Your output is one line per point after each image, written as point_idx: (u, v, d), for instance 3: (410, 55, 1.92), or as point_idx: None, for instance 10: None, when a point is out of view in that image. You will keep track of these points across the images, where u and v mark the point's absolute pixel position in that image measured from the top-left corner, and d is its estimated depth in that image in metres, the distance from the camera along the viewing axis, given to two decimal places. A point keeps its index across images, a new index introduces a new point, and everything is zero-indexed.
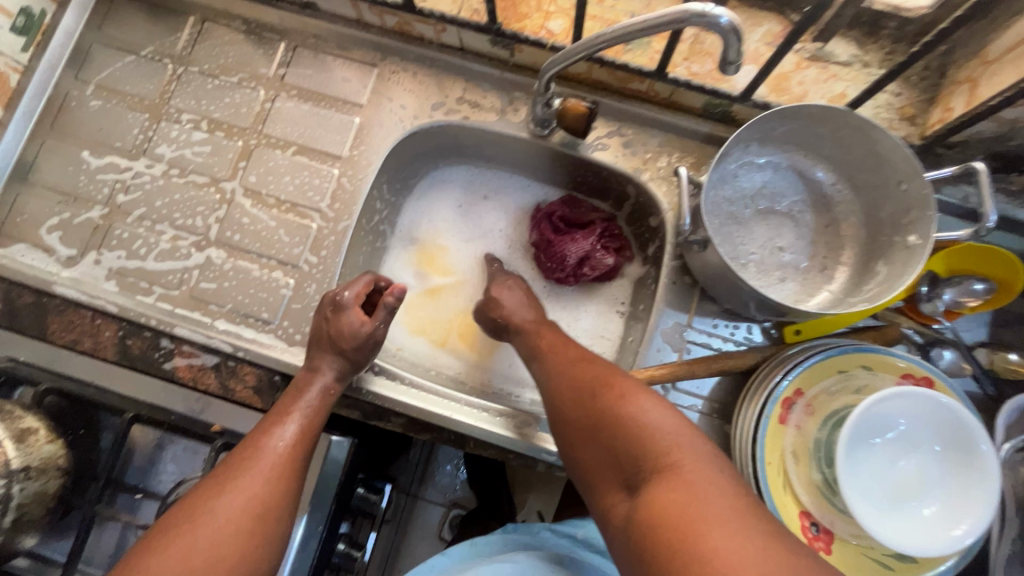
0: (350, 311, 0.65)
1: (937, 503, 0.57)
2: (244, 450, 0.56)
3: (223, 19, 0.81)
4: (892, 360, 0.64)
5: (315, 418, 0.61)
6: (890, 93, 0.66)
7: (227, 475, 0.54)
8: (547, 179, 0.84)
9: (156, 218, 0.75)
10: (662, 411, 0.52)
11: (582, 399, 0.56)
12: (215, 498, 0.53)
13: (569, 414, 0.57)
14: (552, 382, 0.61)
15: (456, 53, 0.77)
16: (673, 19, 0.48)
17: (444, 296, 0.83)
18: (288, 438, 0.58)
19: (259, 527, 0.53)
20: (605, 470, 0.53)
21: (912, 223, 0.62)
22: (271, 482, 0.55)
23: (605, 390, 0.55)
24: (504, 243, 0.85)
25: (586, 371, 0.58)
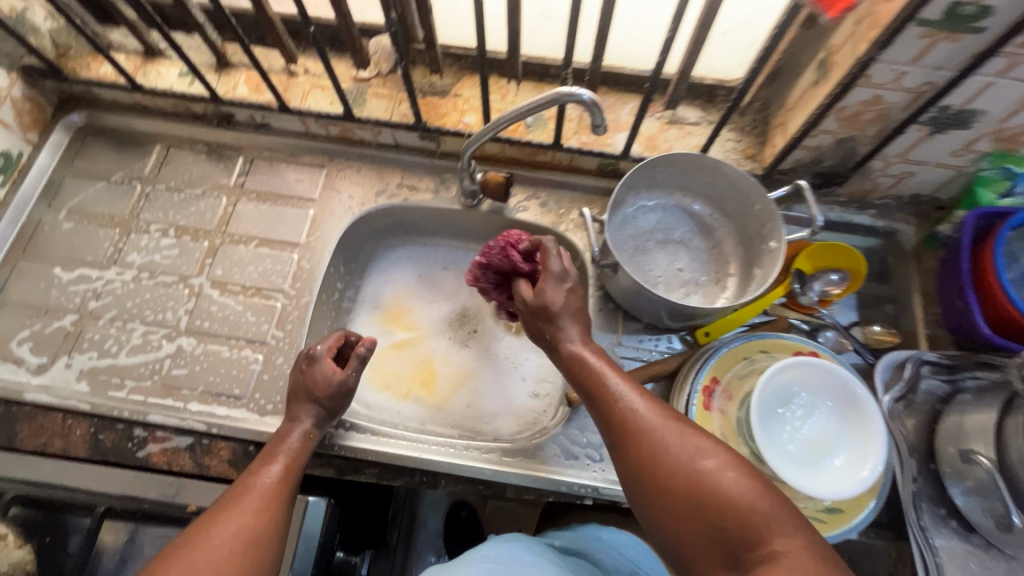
0: (322, 361, 0.71)
1: (846, 454, 0.67)
2: (236, 488, 0.59)
3: (186, 144, 0.94)
4: (781, 341, 0.78)
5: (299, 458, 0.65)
6: (733, 140, 0.85)
7: (220, 510, 0.56)
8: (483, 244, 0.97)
9: (127, 317, 0.81)
10: (751, 486, 0.51)
11: (661, 474, 0.54)
12: (212, 527, 0.54)
13: (647, 484, 0.54)
14: (616, 448, 0.58)
15: (392, 149, 0.92)
16: (552, 99, 0.65)
17: (410, 349, 0.91)
18: (275, 475, 0.62)
19: (252, 556, 0.54)
20: (686, 537, 0.52)
21: (770, 232, 0.78)
22: (264, 509, 0.57)
23: (689, 467, 0.53)
24: (453, 301, 0.94)
25: (657, 441, 0.55)
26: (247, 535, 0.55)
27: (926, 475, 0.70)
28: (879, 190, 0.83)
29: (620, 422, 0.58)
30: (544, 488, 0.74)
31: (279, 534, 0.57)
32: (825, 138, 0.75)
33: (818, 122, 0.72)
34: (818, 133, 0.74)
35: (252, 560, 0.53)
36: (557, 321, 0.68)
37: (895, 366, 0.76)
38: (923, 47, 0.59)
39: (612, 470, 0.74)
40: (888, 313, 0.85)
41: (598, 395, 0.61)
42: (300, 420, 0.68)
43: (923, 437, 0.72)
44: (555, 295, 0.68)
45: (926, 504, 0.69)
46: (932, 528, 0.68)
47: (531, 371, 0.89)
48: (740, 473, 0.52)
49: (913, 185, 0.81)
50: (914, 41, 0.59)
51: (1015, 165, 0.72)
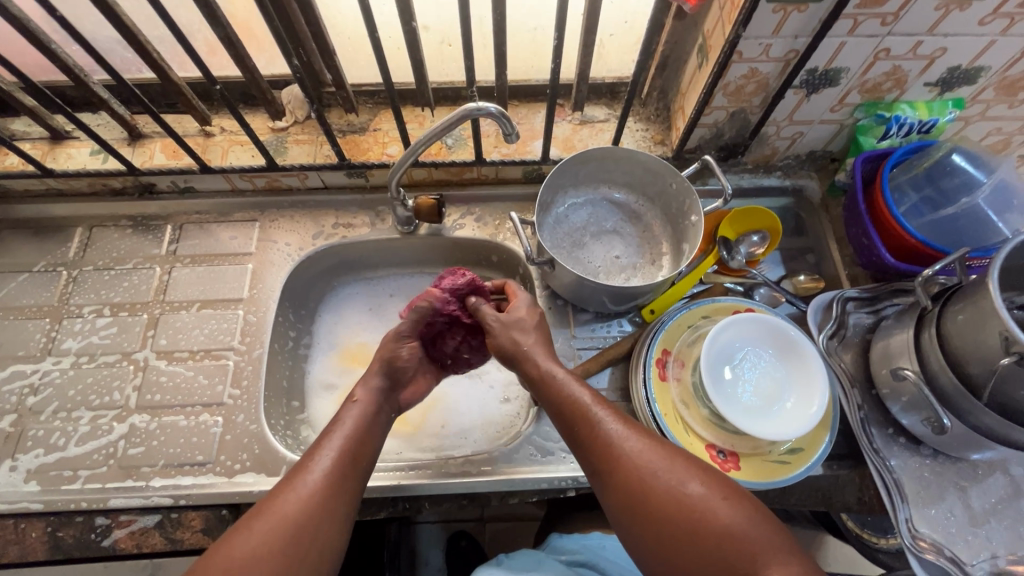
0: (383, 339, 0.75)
1: (794, 396, 0.71)
2: (285, 478, 0.59)
3: (110, 221, 0.92)
4: (718, 304, 0.82)
5: (358, 445, 0.63)
6: (642, 130, 0.92)
7: (267, 503, 0.56)
8: (431, 268, 0.99)
9: (71, 406, 0.78)
10: (735, 510, 0.54)
11: (649, 504, 0.56)
12: (255, 518, 0.55)
13: (637, 512, 0.56)
14: (603, 479, 0.60)
15: (323, 192, 0.94)
16: (463, 116, 0.69)
17: None
18: (326, 465, 0.60)
19: (296, 545, 0.54)
20: (683, 565, 0.53)
21: (690, 207, 0.84)
22: (313, 500, 0.57)
23: (677, 493, 0.55)
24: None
25: (650, 471, 0.57)
26: (288, 530, 0.54)
27: (869, 400, 0.76)
28: (778, 153, 0.91)
29: (608, 452, 0.60)
30: (524, 488, 0.75)
31: (327, 528, 0.56)
32: (720, 114, 0.81)
33: (710, 100, 0.78)
34: (712, 111, 0.81)
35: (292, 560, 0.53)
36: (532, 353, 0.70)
37: (824, 308, 0.82)
38: (779, 20, 0.66)
39: None
40: (811, 262, 0.92)
41: (584, 429, 0.62)
42: (359, 399, 0.68)
43: (860, 367, 0.78)
44: (520, 310, 0.74)
45: (875, 427, 0.74)
46: (885, 448, 0.73)
47: (497, 382, 0.94)
48: (725, 496, 0.55)
49: (807, 144, 0.89)
50: (770, 16, 0.65)
51: (885, 111, 0.80)
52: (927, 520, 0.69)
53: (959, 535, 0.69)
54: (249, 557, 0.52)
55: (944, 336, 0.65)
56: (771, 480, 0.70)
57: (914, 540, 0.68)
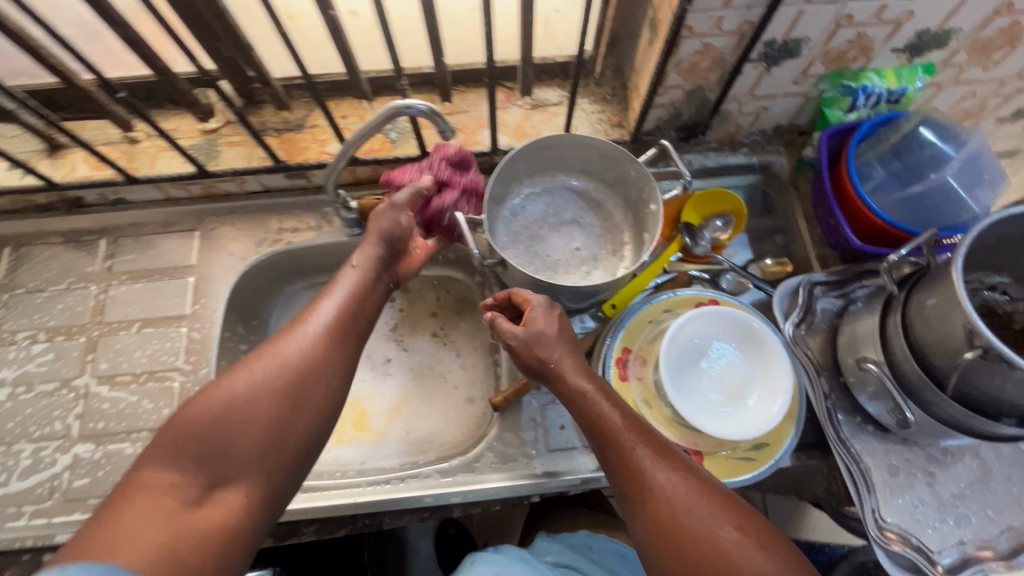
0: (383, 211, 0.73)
1: (758, 392, 0.69)
2: (287, 327, 0.61)
3: (39, 238, 0.87)
4: (680, 297, 0.79)
5: (361, 294, 0.66)
6: (598, 112, 0.86)
7: (262, 355, 0.58)
8: None
9: (10, 439, 0.75)
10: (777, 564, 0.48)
11: (682, 550, 0.49)
12: (256, 368, 0.57)
13: (666, 549, 0.50)
14: (634, 516, 0.53)
15: (263, 195, 0.88)
16: (390, 114, 0.65)
17: None
18: (325, 314, 0.62)
19: (287, 403, 0.56)
20: None
21: (649, 194, 0.79)
22: (308, 355, 0.58)
23: (715, 542, 0.48)
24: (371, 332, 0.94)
25: (686, 506, 0.51)
26: (284, 383, 0.56)
27: (837, 388, 0.74)
28: (742, 129, 0.86)
29: (641, 487, 0.53)
30: (486, 498, 0.73)
31: (331, 375, 0.59)
32: (676, 92, 0.76)
33: (663, 79, 0.73)
34: (667, 90, 0.75)
35: (289, 402, 0.56)
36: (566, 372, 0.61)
37: (791, 293, 0.79)
38: None
39: (551, 462, 0.75)
40: (779, 244, 0.88)
41: (617, 457, 0.55)
42: (358, 257, 0.69)
43: (827, 354, 0.75)
44: (539, 319, 0.63)
45: (843, 417, 0.72)
46: (852, 438, 0.71)
47: (461, 381, 0.91)
48: (767, 550, 0.49)
49: (772, 118, 0.84)
50: None
51: (851, 81, 0.75)
52: (894, 510, 0.68)
53: (926, 522, 0.68)
54: (245, 400, 0.54)
55: (909, 324, 0.62)
56: (734, 478, 0.68)
57: (881, 531, 0.67)
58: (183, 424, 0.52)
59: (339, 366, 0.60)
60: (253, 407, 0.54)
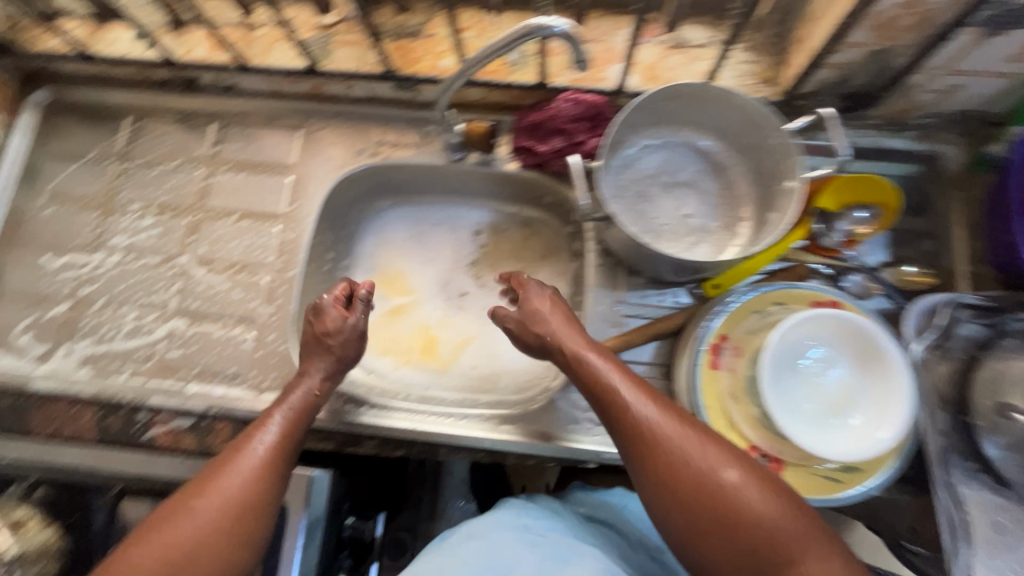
0: (330, 310, 0.67)
1: (864, 415, 0.61)
2: (231, 449, 0.58)
3: (155, 114, 0.88)
4: (798, 291, 0.70)
5: (303, 416, 0.63)
6: (747, 63, 0.75)
7: (211, 481, 0.56)
8: (478, 201, 0.92)
9: (119, 302, 0.81)
10: (775, 502, 0.50)
11: (687, 493, 0.51)
12: (195, 497, 0.55)
13: (671, 496, 0.51)
14: (637, 464, 0.54)
15: (368, 103, 0.85)
16: (524, 34, 0.57)
17: (406, 315, 0.89)
18: (271, 438, 0.60)
19: (224, 542, 0.53)
20: (719, 557, 0.50)
21: (785, 169, 0.69)
22: (252, 488, 0.56)
23: (718, 483, 0.50)
24: (452, 262, 0.91)
25: (684, 447, 0.52)
26: (223, 523, 0.54)
27: (956, 428, 0.65)
28: (919, 108, 0.72)
29: (641, 436, 0.54)
30: (545, 453, 0.74)
31: (267, 504, 0.56)
32: (854, 53, 0.64)
33: (846, 34, 0.61)
34: (845, 48, 0.63)
35: (235, 533, 0.54)
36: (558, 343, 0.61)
37: (929, 311, 0.68)
38: None
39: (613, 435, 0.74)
40: (925, 250, 0.76)
41: (612, 411, 0.56)
42: (309, 375, 0.66)
43: (955, 388, 0.66)
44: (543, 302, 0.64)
45: (955, 459, 0.64)
46: (961, 485, 0.63)
47: None
48: (765, 486, 0.51)
49: (961, 101, 0.70)
50: None
51: None
52: (991, 570, 0.60)
53: None
54: (195, 550, 0.52)
55: None
56: (814, 496, 0.63)
57: None
58: (137, 557, 0.51)
59: (277, 489, 0.57)
60: (202, 547, 0.53)
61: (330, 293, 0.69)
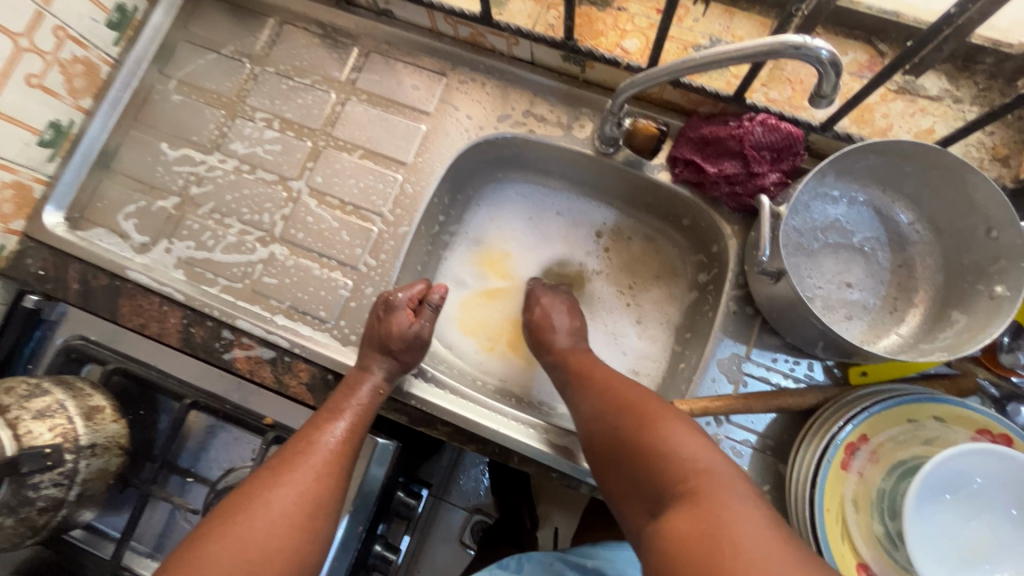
0: (400, 311, 0.70)
1: (1008, 569, 0.54)
2: (302, 442, 0.62)
3: (301, 23, 0.83)
4: (968, 412, 0.60)
5: (366, 412, 0.67)
6: (983, 132, 0.63)
7: (285, 475, 0.60)
8: (605, 202, 0.85)
9: (225, 212, 0.78)
10: (695, 439, 0.53)
11: (614, 421, 0.58)
12: (270, 490, 0.59)
13: (605, 439, 0.59)
14: (583, 409, 0.64)
15: (526, 67, 0.77)
16: (768, 51, 0.47)
17: (500, 300, 0.84)
18: (340, 434, 0.64)
19: (301, 529, 0.58)
20: (632, 492, 0.55)
21: (1001, 272, 0.59)
22: (322, 477, 0.60)
23: (647, 413, 0.57)
24: (562, 258, 0.85)
25: (620, 396, 0.60)
26: (302, 507, 0.59)
27: None
28: None
29: (596, 386, 0.64)
30: None
31: (333, 504, 0.61)
32: None
33: None
34: None
35: (308, 525, 0.58)
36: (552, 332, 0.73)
37: None
38: None
39: None
40: None
41: (583, 376, 0.67)
42: (372, 372, 0.68)
43: None
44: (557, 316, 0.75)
45: None
46: None
47: (631, 351, 0.81)
48: (696, 436, 0.54)
49: None
50: None
51: None
52: None
53: None
54: (273, 532, 0.56)
55: None
56: None
57: None
58: (207, 541, 0.54)
59: (340, 492, 0.62)
60: (275, 538, 0.56)
61: (406, 293, 0.73)
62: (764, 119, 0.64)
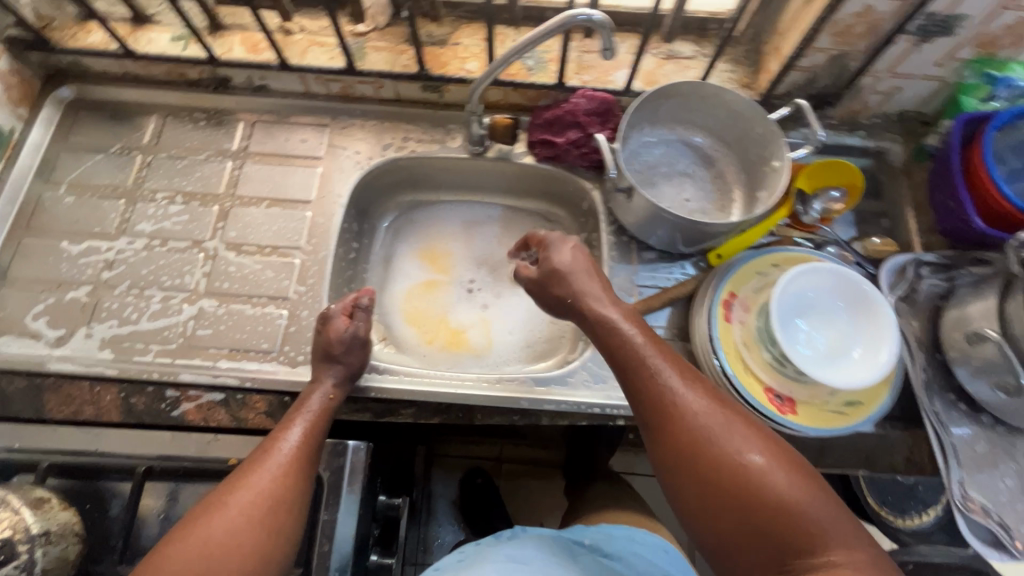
0: (336, 319, 0.75)
1: (861, 346, 0.70)
2: (260, 451, 0.63)
3: (183, 112, 0.92)
4: (791, 254, 0.80)
5: (322, 415, 0.68)
6: (729, 71, 0.89)
7: (242, 480, 0.60)
8: (521, 197, 0.99)
9: (143, 284, 0.81)
10: (811, 493, 0.51)
11: (725, 487, 0.52)
12: (229, 495, 0.58)
13: (712, 499, 0.53)
14: (683, 471, 0.55)
15: (394, 104, 0.93)
16: (563, 24, 0.66)
17: (439, 291, 0.94)
18: (297, 437, 0.65)
19: (264, 526, 0.57)
20: (750, 552, 0.51)
21: (772, 153, 0.81)
22: (278, 479, 0.60)
23: (735, 461, 0.52)
24: (488, 252, 0.98)
25: (721, 457, 0.53)
26: (261, 507, 0.58)
27: (933, 365, 0.75)
28: (865, 108, 0.88)
29: (683, 441, 0.55)
30: (578, 411, 0.76)
31: (298, 502, 0.60)
32: (819, 56, 0.78)
33: (813, 38, 0.75)
34: (813, 52, 0.77)
35: (268, 523, 0.57)
36: (591, 293, 0.69)
37: (897, 268, 0.80)
38: None
39: None
40: (884, 227, 0.89)
41: (660, 396, 0.58)
42: (322, 382, 0.72)
43: (928, 333, 0.77)
44: (564, 255, 0.73)
45: (937, 390, 0.73)
46: (944, 412, 0.72)
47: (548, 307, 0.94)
48: (781, 464, 0.53)
49: (899, 102, 0.86)
50: None
51: (995, 71, 0.76)
52: (978, 485, 0.69)
53: (1008, 503, 0.69)
54: (228, 534, 0.55)
55: None
56: (825, 427, 0.71)
57: (965, 501, 0.68)
58: (163, 559, 0.53)
59: (305, 490, 0.62)
60: (237, 536, 0.55)
61: (339, 305, 0.77)
62: (587, 94, 0.85)
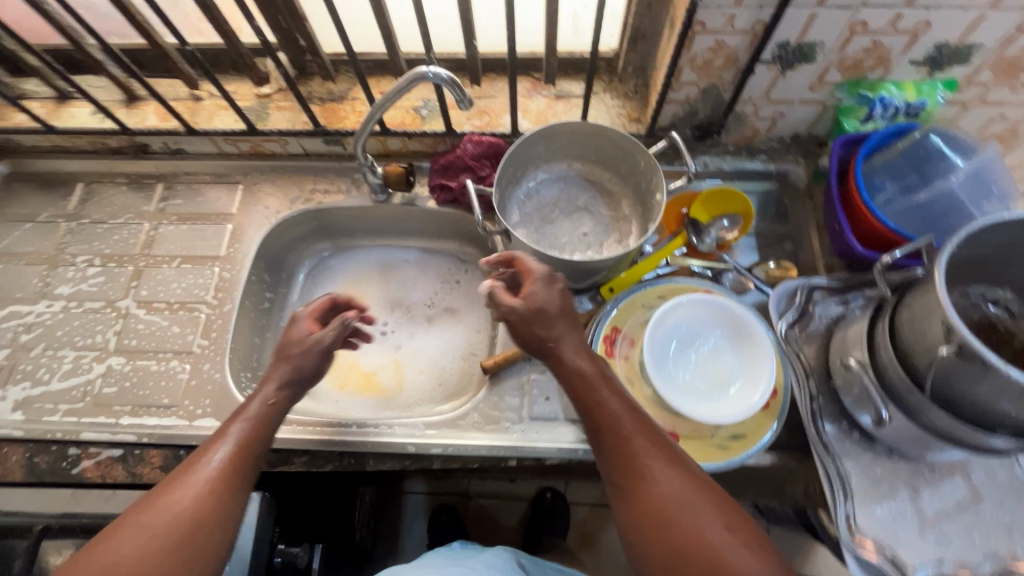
0: (301, 322, 0.73)
1: (740, 381, 0.70)
2: (184, 465, 0.57)
3: (108, 178, 0.98)
4: (677, 287, 0.81)
5: (261, 422, 0.62)
6: (619, 107, 0.91)
7: (159, 496, 0.54)
8: (433, 239, 1.02)
9: (57, 345, 0.85)
10: (776, 572, 0.48)
11: (686, 561, 0.49)
12: (144, 513, 0.52)
13: (674, 570, 0.49)
14: (644, 539, 0.52)
15: (303, 158, 0.97)
16: (413, 80, 0.70)
17: None
18: (223, 450, 0.58)
19: (179, 549, 0.51)
20: None
21: (655, 185, 0.82)
22: (203, 494, 0.54)
23: (699, 536, 0.49)
24: (400, 294, 0.99)
25: (684, 532, 0.50)
26: (178, 529, 0.52)
27: (825, 392, 0.73)
28: (756, 134, 0.88)
29: (650, 513, 0.52)
30: (468, 455, 0.76)
31: (225, 517, 0.54)
32: (690, 89, 0.79)
33: (677, 73, 0.76)
34: (682, 85, 0.78)
35: (183, 547, 0.51)
36: (568, 353, 0.63)
37: (788, 293, 0.78)
38: None
39: (533, 429, 0.77)
40: (788, 250, 0.88)
41: (628, 460, 0.55)
42: (262, 387, 0.65)
43: (821, 359, 0.74)
44: (550, 297, 0.66)
45: (828, 419, 0.71)
46: (835, 442, 0.70)
47: (459, 346, 0.95)
48: (748, 540, 0.50)
49: (787, 126, 0.86)
50: None
51: (867, 91, 0.76)
52: (871, 518, 0.66)
53: (906, 537, 0.65)
54: (138, 557, 0.49)
55: (895, 328, 0.61)
56: (707, 464, 0.69)
57: (854, 536, 0.65)
58: None
59: (234, 505, 0.55)
60: (146, 561, 0.49)
61: (306, 308, 0.76)
62: (475, 138, 0.87)
